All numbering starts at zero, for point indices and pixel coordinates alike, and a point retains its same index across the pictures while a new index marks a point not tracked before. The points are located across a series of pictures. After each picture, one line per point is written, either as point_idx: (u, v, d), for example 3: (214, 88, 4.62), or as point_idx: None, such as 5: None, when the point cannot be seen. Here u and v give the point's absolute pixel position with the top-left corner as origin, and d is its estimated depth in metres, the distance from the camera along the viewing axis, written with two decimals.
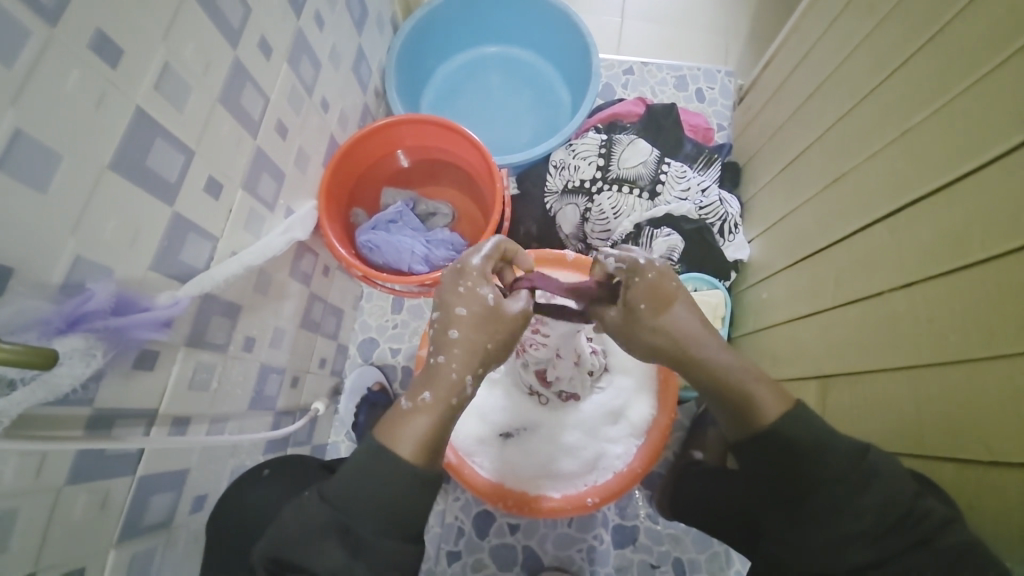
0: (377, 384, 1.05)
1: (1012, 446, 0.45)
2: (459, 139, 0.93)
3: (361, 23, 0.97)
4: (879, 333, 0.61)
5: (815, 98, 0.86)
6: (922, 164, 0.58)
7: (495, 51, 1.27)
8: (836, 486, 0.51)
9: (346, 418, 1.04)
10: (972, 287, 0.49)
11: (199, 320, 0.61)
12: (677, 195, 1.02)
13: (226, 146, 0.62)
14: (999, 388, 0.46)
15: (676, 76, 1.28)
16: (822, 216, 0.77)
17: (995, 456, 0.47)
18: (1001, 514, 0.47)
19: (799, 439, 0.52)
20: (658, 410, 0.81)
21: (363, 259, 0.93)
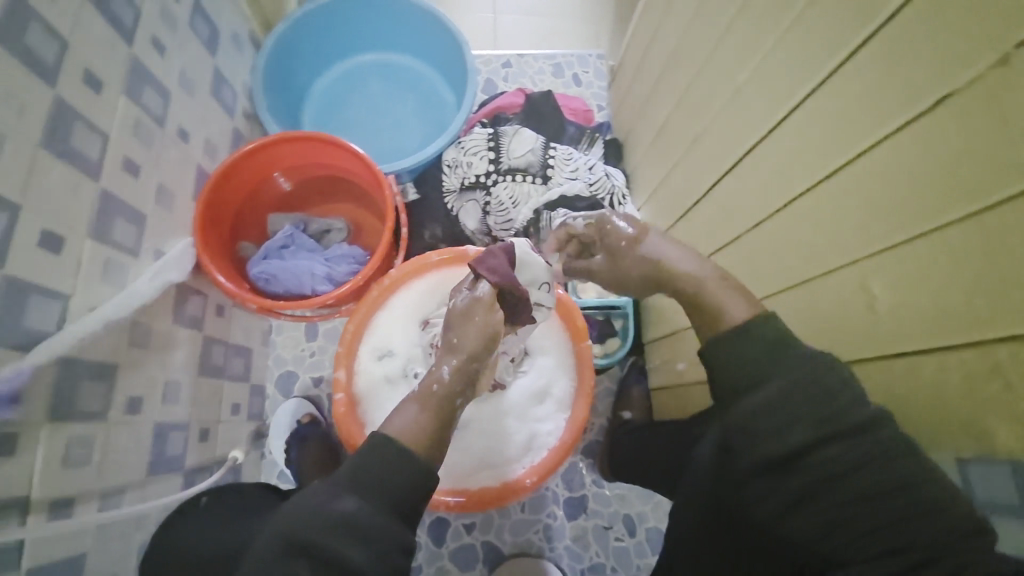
0: (308, 414, 1.00)
1: (854, 347, 0.52)
2: (337, 152, 0.90)
3: (213, 44, 0.91)
4: (748, 271, 0.68)
5: (668, 68, 0.93)
6: (751, 116, 0.65)
7: (370, 59, 1.25)
8: (766, 386, 0.47)
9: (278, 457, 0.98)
10: (803, 217, 0.56)
11: (61, 390, 0.55)
12: (567, 177, 1.06)
13: (61, 195, 0.56)
14: (837, 300, 0.53)
15: (552, 65, 1.33)
16: (689, 174, 0.84)
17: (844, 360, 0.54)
18: None
19: (737, 349, 0.50)
20: (577, 381, 0.85)
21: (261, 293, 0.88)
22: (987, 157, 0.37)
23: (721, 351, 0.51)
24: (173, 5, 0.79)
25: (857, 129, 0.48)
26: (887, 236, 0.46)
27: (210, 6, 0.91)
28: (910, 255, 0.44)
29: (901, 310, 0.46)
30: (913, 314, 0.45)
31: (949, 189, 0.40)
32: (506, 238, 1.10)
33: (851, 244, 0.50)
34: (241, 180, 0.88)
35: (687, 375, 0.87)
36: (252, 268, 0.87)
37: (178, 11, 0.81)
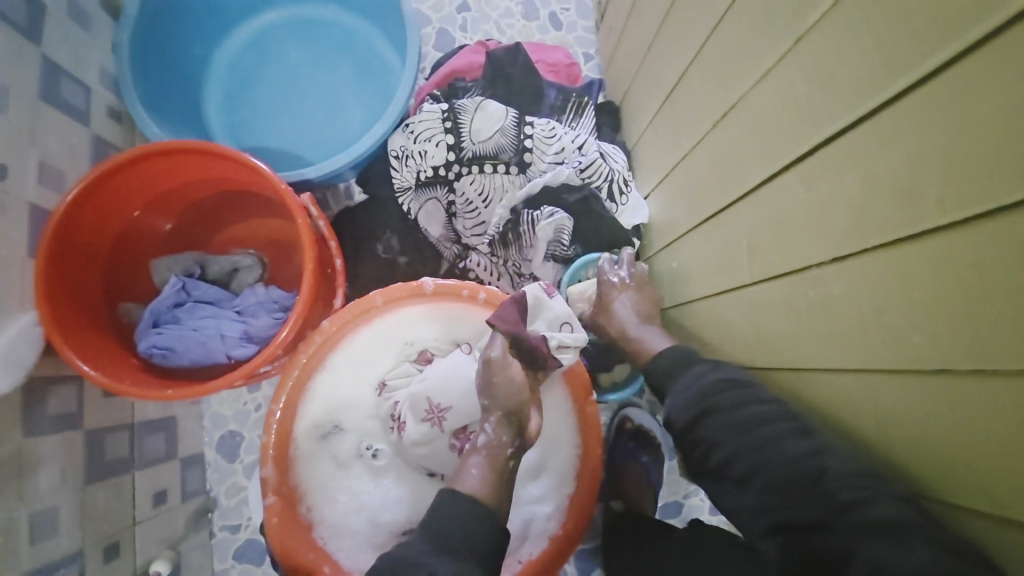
0: None
1: (1018, 493, 0.33)
2: (233, 165, 0.66)
3: (29, 21, 0.64)
4: (818, 323, 0.46)
5: (682, 3, 0.65)
6: (832, 85, 0.41)
7: (281, 17, 0.96)
8: (813, 455, 0.45)
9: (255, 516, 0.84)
10: (943, 268, 0.34)
11: None
12: (551, 162, 0.81)
13: None
14: (993, 417, 0.33)
15: (522, 3, 1.02)
16: (715, 164, 0.60)
17: (992, 504, 0.35)
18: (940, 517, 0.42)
19: (725, 397, 0.53)
20: (584, 450, 0.66)
21: (157, 370, 0.65)
22: None
23: (672, 402, 0.57)
24: None
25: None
26: None
27: None
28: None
29: None
30: None
31: None
32: (480, 246, 0.87)
33: None
34: (101, 213, 0.64)
35: None
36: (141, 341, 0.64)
37: None
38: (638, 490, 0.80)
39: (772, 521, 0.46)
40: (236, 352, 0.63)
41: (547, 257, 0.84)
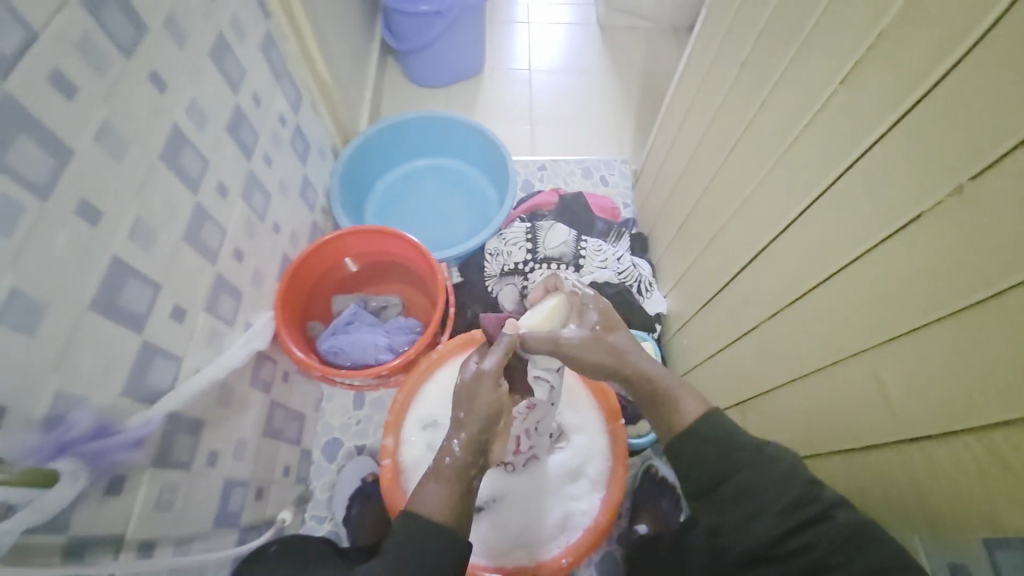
0: (373, 473, 1.06)
1: (875, 428, 0.58)
2: (398, 242, 1.06)
3: (305, 156, 1.12)
4: (769, 357, 0.76)
5: (686, 178, 1.07)
6: (760, 222, 0.76)
7: (425, 164, 1.47)
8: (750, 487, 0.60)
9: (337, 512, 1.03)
10: (815, 311, 0.65)
11: (166, 438, 0.64)
12: (598, 265, 1.18)
13: (191, 276, 0.70)
14: (853, 386, 0.61)
15: (581, 168, 1.52)
16: (708, 269, 0.95)
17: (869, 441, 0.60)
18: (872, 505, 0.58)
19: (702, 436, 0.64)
20: (613, 461, 0.89)
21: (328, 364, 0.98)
22: (952, 266, 0.47)
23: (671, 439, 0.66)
24: (281, 130, 1.00)
25: (853, 237, 0.58)
26: (890, 330, 0.54)
27: (306, 127, 1.13)
28: (914, 346, 0.52)
29: (913, 394, 0.53)
30: (922, 405, 0.52)
31: (929, 287, 0.49)
32: None
33: (860, 339, 0.58)
34: (321, 261, 1.04)
35: None
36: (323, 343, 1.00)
37: (284, 133, 1.02)
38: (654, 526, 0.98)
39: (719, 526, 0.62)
40: (382, 355, 0.98)
41: None
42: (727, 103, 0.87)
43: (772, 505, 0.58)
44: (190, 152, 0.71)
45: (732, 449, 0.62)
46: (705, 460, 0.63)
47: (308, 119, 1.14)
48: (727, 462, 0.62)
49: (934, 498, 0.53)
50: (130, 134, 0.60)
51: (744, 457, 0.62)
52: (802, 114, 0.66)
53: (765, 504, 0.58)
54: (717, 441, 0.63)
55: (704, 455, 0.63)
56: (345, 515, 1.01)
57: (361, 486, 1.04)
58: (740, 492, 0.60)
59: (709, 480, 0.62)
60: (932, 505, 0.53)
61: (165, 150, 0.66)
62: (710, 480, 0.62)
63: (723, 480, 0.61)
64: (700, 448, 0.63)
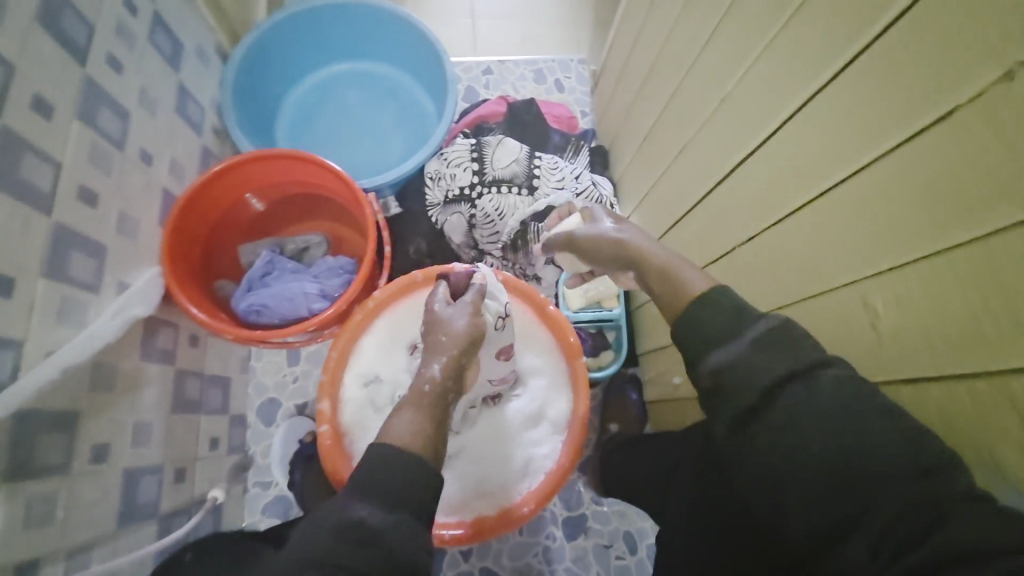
0: (311, 434, 0.97)
1: (854, 365, 0.52)
2: (313, 169, 0.86)
3: (175, 59, 0.86)
4: (744, 285, 0.67)
5: (653, 77, 0.91)
6: (743, 125, 0.64)
7: (345, 69, 1.21)
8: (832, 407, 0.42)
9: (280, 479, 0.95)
10: (796, 233, 0.56)
11: (16, 444, 0.50)
12: (554, 186, 1.04)
13: (10, 233, 0.52)
14: (837, 320, 0.53)
15: (533, 71, 1.30)
16: (678, 184, 0.84)
17: None
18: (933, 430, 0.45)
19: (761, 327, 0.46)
20: (574, 402, 0.83)
21: (249, 325, 0.82)
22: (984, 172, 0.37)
23: (730, 357, 0.45)
24: (129, 21, 0.74)
25: (860, 140, 0.47)
26: (892, 255, 0.45)
27: (171, 18, 0.86)
28: (913, 274, 0.43)
29: (906, 328, 0.45)
30: (916, 341, 0.45)
31: (955, 198, 0.39)
32: (494, 252, 1.07)
33: (852, 265, 0.49)
34: (214, 199, 0.83)
35: (683, 390, 0.85)
36: (240, 302, 0.83)
37: (135, 26, 0.76)
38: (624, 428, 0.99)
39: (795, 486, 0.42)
40: (316, 304, 0.81)
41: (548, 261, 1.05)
42: None
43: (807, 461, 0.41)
44: None
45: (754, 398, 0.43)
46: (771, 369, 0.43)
47: (173, 7, 0.87)
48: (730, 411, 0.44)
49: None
50: None
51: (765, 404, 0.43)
52: None
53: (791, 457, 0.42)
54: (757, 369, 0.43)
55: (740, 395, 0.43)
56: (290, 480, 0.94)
57: (300, 448, 0.96)
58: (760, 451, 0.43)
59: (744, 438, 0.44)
60: None
61: None
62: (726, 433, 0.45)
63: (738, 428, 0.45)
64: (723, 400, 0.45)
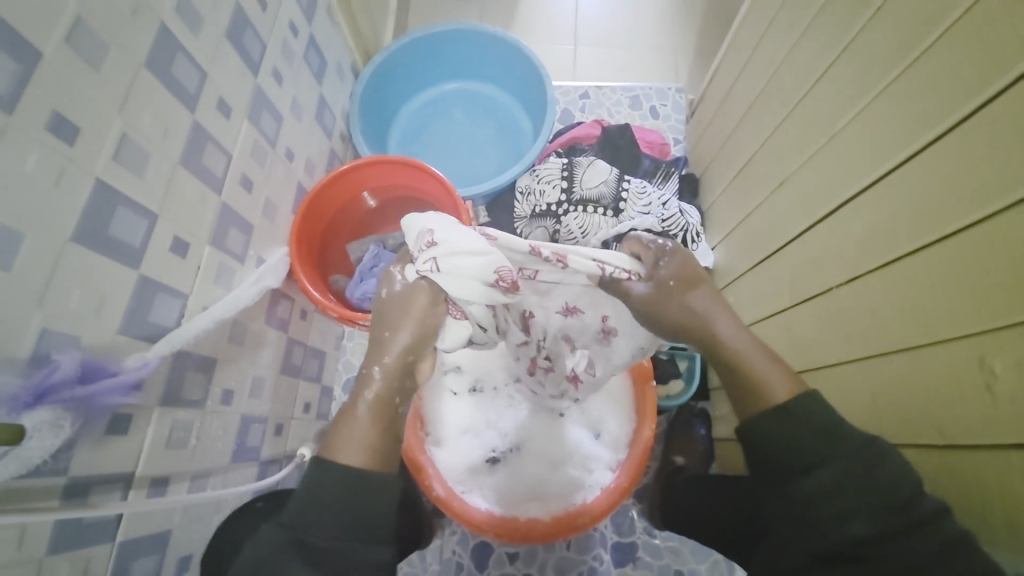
0: None
1: (960, 425, 0.49)
2: (424, 176, 0.97)
3: (320, 74, 1.01)
4: (836, 327, 0.65)
5: (755, 110, 0.92)
6: (853, 163, 0.64)
7: (454, 88, 1.33)
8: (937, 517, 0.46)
9: None
10: (902, 278, 0.55)
11: (173, 377, 0.61)
12: (640, 210, 1.05)
13: (192, 206, 0.64)
14: (938, 372, 0.51)
15: (630, 97, 1.34)
16: (772, 219, 0.83)
17: (948, 438, 0.50)
18: (983, 504, 0.47)
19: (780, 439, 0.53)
20: (639, 423, 0.84)
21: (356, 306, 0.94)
22: None
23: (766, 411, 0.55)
24: (292, 40, 0.88)
25: (992, 182, 0.45)
26: (1017, 310, 0.43)
27: (321, 39, 1.00)
28: None
29: None
30: None
31: None
32: None
33: (969, 316, 0.47)
34: (337, 194, 0.96)
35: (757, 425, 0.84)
36: (354, 292, 0.95)
37: (296, 45, 0.90)
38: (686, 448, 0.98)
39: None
40: None
41: None
42: (829, 12, 0.70)
43: (877, 560, 0.47)
44: (183, 60, 0.62)
45: (878, 500, 0.48)
46: (778, 450, 0.53)
47: (324, 30, 1.01)
48: (838, 467, 0.50)
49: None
50: (108, 37, 0.52)
51: (884, 510, 0.48)
52: (948, 14, 0.51)
53: (863, 545, 0.47)
54: (794, 434, 0.53)
55: (770, 447, 0.54)
56: None
57: None
58: (837, 507, 0.49)
59: (783, 471, 0.53)
60: (1016, 521, 0.44)
61: (152, 58, 0.57)
62: (787, 464, 0.52)
63: (807, 469, 0.51)
64: (826, 481, 0.50)
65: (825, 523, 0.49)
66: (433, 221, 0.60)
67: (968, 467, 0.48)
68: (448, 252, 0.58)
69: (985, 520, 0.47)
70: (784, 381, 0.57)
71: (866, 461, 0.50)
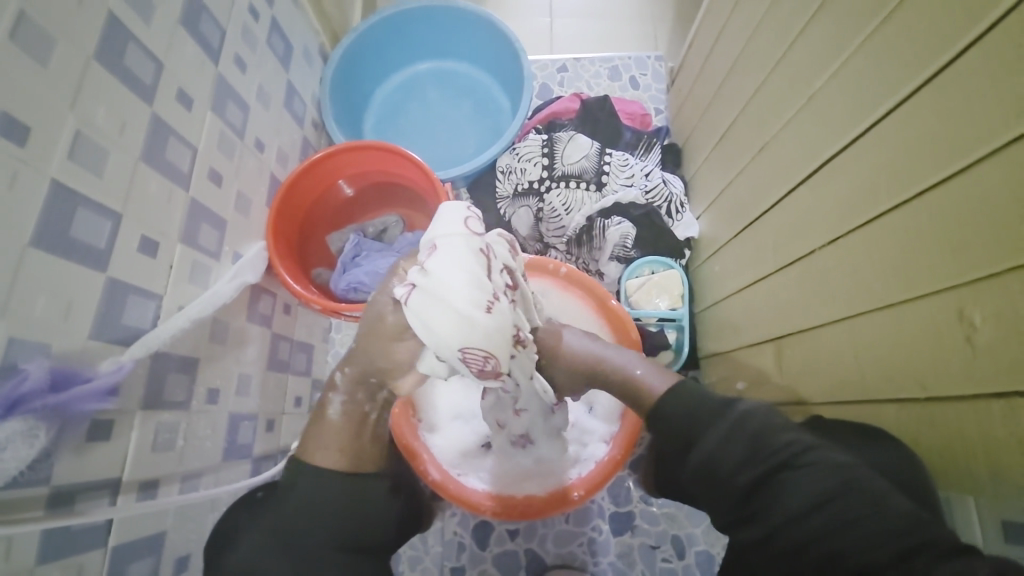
0: None
1: (942, 379, 0.49)
2: (399, 160, 0.94)
3: (287, 59, 0.97)
4: (820, 290, 0.65)
5: (734, 75, 0.90)
6: (831, 123, 0.63)
7: (428, 68, 1.29)
8: (813, 451, 0.50)
9: None
10: (884, 235, 0.54)
11: (153, 379, 0.60)
12: (622, 183, 1.04)
13: (159, 204, 0.62)
14: (921, 328, 0.51)
15: (609, 68, 1.31)
16: (754, 185, 0.82)
17: (930, 393, 0.51)
18: (963, 451, 0.48)
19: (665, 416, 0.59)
20: (629, 395, 0.85)
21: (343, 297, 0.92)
22: None
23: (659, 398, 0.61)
24: (253, 24, 0.85)
25: (970, 133, 0.44)
26: (996, 260, 0.42)
27: (285, 22, 0.96)
28: (1013, 281, 0.41)
29: (1009, 341, 0.42)
30: (1018, 358, 0.42)
31: None
32: (558, 245, 1.09)
33: (949, 270, 0.47)
34: (312, 184, 0.94)
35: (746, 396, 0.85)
36: (339, 283, 0.94)
37: (258, 29, 0.86)
38: None
39: (816, 515, 0.47)
40: None
41: (611, 257, 1.05)
42: None
43: (772, 506, 0.49)
44: (135, 50, 0.59)
45: (759, 447, 0.51)
46: (670, 427, 0.58)
47: (287, 12, 0.97)
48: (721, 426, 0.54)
49: (1005, 464, 0.44)
50: (53, 29, 0.49)
51: (764, 455, 0.51)
52: None
53: (756, 493, 0.50)
54: (679, 409, 0.58)
55: (665, 421, 0.59)
56: None
57: None
58: (726, 462, 0.52)
59: (677, 444, 0.57)
60: (998, 466, 0.45)
61: (101, 49, 0.54)
62: (677, 437, 0.57)
63: (693, 441, 0.55)
64: (714, 439, 0.54)
65: (721, 479, 0.52)
66: (438, 225, 0.55)
67: (951, 420, 0.49)
68: (428, 281, 0.52)
69: (969, 469, 0.48)
70: (665, 376, 0.65)
71: (744, 420, 0.54)
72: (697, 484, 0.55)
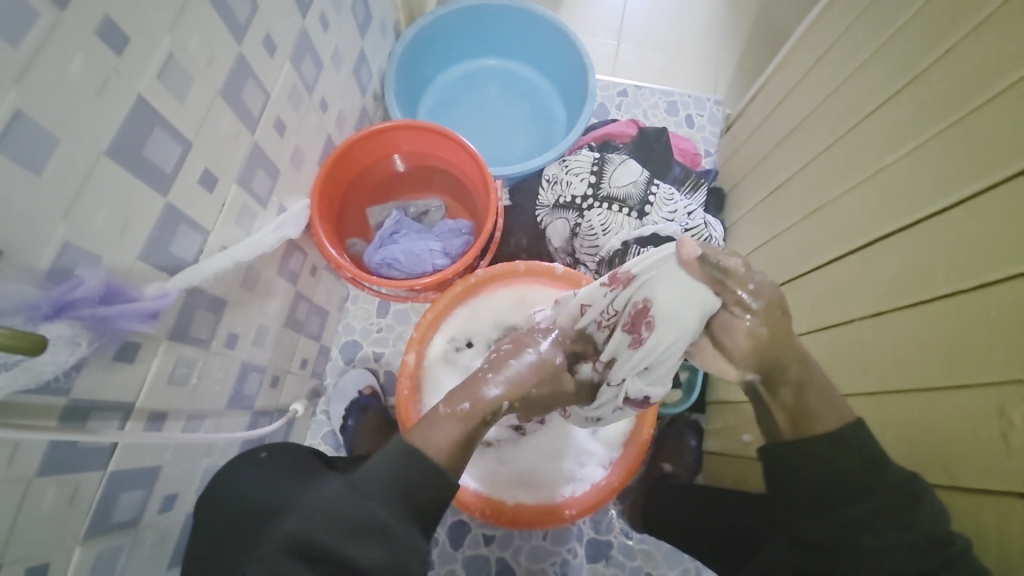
0: (369, 387, 1.03)
1: (967, 468, 0.50)
2: (454, 147, 0.95)
3: (364, 27, 0.97)
4: (853, 359, 0.66)
5: (797, 133, 0.91)
6: (895, 200, 0.64)
7: (493, 65, 1.30)
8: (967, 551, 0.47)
9: (335, 414, 1.03)
10: (932, 319, 0.55)
11: (184, 313, 0.59)
12: (664, 216, 1.04)
13: (225, 142, 0.62)
14: (956, 417, 0.51)
15: (668, 102, 1.32)
16: (801, 245, 0.83)
17: (955, 481, 0.52)
18: (976, 536, 0.50)
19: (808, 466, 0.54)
20: (637, 424, 0.85)
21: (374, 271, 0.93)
22: None
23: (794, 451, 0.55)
24: None
25: None
26: None
27: None
28: None
29: None
30: None
31: None
32: (588, 263, 1.09)
33: (994, 365, 0.47)
34: (364, 152, 0.94)
35: (751, 448, 0.85)
36: (372, 257, 0.94)
37: None
38: (673, 455, 1.00)
39: None
40: (438, 262, 0.92)
41: None
42: (895, 44, 0.69)
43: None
44: None
45: (913, 531, 0.49)
46: (801, 478, 0.55)
47: None
48: (872, 504, 0.51)
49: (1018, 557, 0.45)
50: None
51: (917, 541, 0.49)
52: (1020, 63, 0.50)
53: (893, 574, 0.50)
54: (829, 465, 0.53)
55: (793, 471, 0.55)
56: (342, 423, 1.01)
57: (357, 397, 1.02)
58: (864, 543, 0.51)
59: (817, 501, 0.54)
60: (1009, 557, 0.46)
61: None
62: (814, 495, 0.54)
63: (842, 499, 0.53)
64: (862, 510, 0.52)
65: (854, 544, 0.52)
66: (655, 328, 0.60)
67: (971, 507, 0.50)
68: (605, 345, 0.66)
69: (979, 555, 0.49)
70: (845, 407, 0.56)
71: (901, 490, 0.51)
72: (820, 535, 0.54)
